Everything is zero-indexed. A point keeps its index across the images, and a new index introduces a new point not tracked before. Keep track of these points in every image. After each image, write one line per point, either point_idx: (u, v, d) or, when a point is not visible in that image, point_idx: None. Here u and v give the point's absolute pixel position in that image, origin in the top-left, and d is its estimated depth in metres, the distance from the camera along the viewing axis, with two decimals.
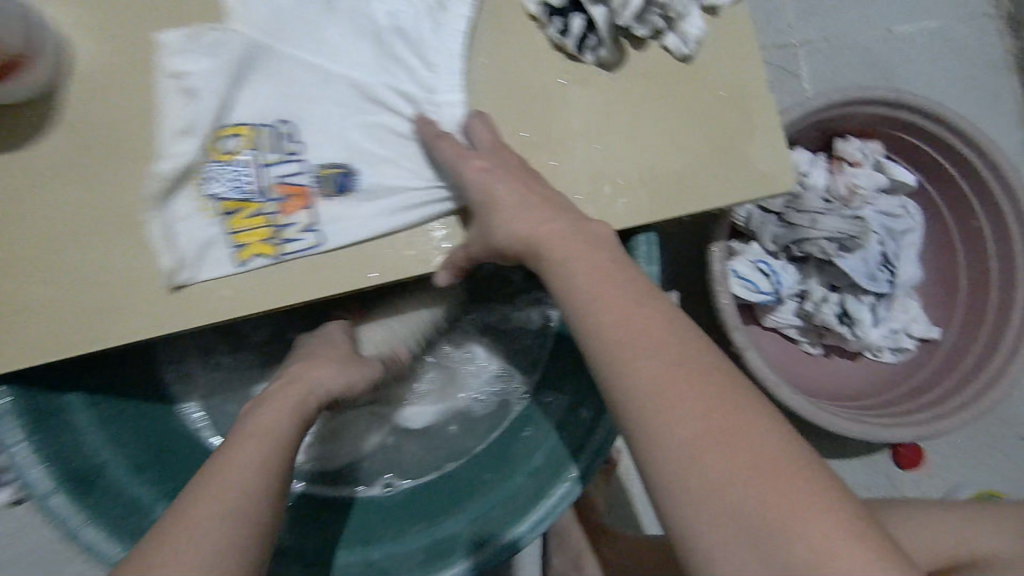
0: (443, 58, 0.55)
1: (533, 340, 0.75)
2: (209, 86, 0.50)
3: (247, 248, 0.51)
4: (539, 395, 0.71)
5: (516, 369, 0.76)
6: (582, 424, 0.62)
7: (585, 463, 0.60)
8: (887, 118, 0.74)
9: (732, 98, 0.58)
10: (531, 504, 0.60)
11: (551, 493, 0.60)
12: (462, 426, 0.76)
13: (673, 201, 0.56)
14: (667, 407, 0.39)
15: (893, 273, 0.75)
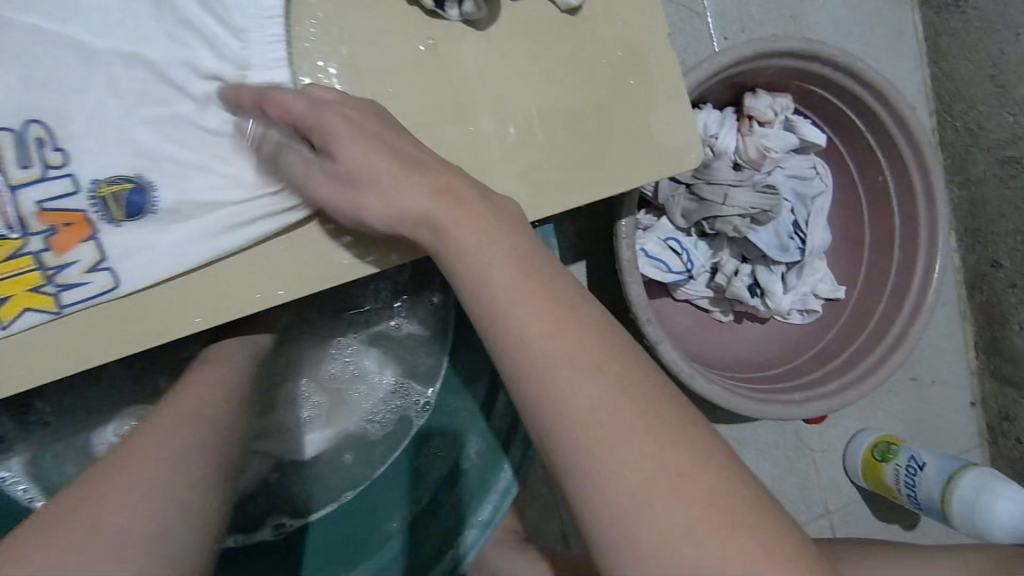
0: (254, 21, 0.41)
1: (431, 343, 0.64)
2: None
3: (8, 303, 0.38)
4: (445, 407, 0.62)
5: (414, 379, 0.64)
6: (504, 420, 0.57)
7: (513, 461, 0.55)
8: (798, 71, 0.67)
9: (627, 60, 0.50)
10: (464, 521, 0.55)
11: (482, 504, 0.55)
12: (354, 453, 0.64)
13: (568, 191, 0.48)
14: (596, 490, 0.30)
15: (805, 239, 0.71)
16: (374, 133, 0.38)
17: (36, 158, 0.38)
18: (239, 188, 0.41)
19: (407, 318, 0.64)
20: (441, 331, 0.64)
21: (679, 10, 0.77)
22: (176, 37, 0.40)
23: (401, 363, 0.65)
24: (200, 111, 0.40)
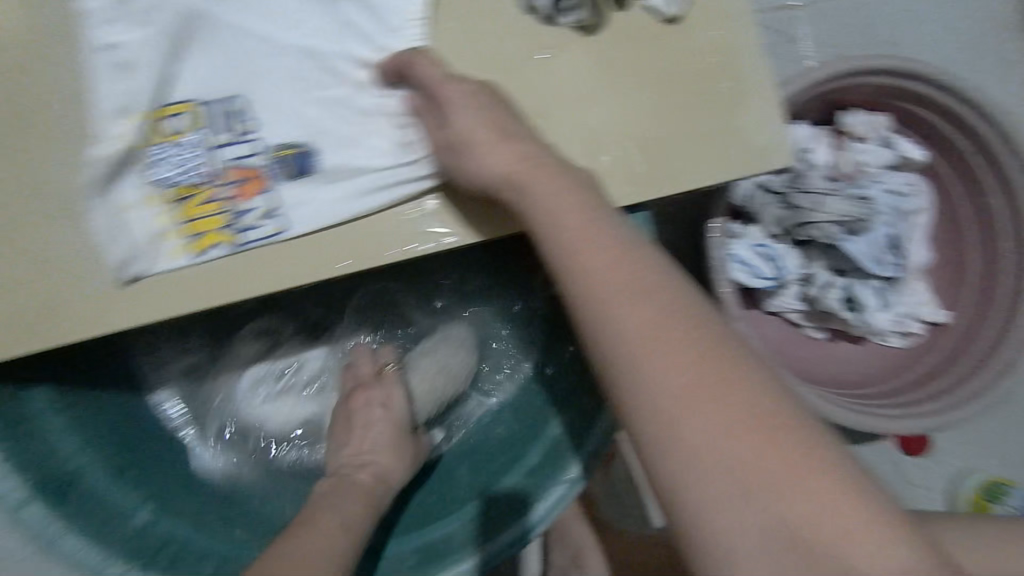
0: (405, 23, 0.50)
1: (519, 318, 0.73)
2: (146, 59, 0.46)
3: (202, 238, 0.46)
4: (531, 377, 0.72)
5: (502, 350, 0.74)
6: (580, 417, 0.62)
7: (583, 460, 0.60)
8: (894, 89, 0.69)
9: (722, 64, 0.54)
10: (530, 503, 0.59)
11: (548, 490, 0.59)
12: (444, 427, 0.73)
13: (664, 178, 0.53)
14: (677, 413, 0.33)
15: (901, 256, 0.71)
16: (489, 111, 0.45)
17: (231, 125, 0.48)
18: (382, 158, 0.49)
19: (502, 313, 0.74)
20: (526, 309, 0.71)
21: (774, 37, 0.81)
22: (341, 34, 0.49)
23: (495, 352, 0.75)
24: (356, 95, 0.49)
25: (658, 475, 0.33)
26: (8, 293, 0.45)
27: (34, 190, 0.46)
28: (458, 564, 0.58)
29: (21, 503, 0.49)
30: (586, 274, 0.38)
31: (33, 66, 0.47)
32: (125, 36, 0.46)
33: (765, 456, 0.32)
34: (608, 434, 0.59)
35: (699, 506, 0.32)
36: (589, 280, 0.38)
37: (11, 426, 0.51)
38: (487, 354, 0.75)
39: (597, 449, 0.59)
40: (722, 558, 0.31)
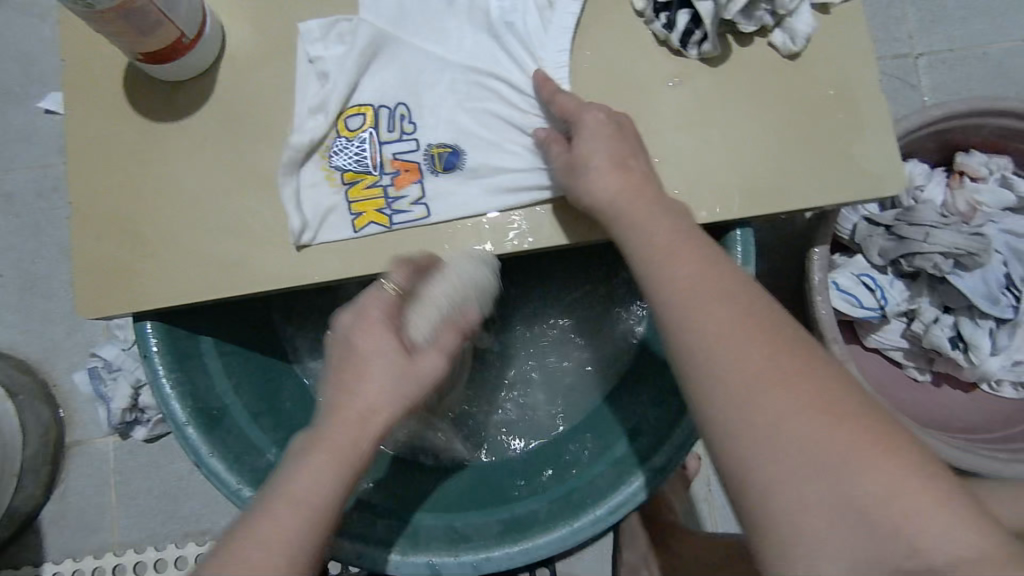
0: (552, 52, 0.58)
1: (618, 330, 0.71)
2: (341, 70, 0.57)
3: (364, 216, 0.56)
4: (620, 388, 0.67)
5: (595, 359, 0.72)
6: (666, 419, 0.57)
7: (662, 459, 0.55)
8: (1018, 132, 0.69)
9: (838, 96, 0.58)
10: (600, 496, 0.56)
11: (621, 486, 0.55)
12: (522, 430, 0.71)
13: (774, 196, 0.57)
14: (768, 389, 0.36)
15: (1018, 298, 0.70)
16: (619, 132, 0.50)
17: (396, 127, 0.57)
18: (517, 160, 0.56)
19: (605, 320, 0.72)
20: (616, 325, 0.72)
21: (893, 81, 0.83)
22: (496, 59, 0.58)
23: (592, 358, 0.72)
24: (501, 106, 0.57)
25: (741, 450, 0.36)
26: (213, 248, 0.56)
27: (241, 169, 0.57)
28: (519, 541, 0.55)
29: (182, 424, 0.56)
30: (682, 264, 0.43)
31: (254, 72, 0.58)
32: (326, 53, 0.57)
33: (830, 425, 0.34)
34: (689, 439, 0.54)
35: (783, 476, 0.34)
36: (685, 267, 0.42)
37: (181, 360, 0.59)
38: (583, 360, 0.73)
39: (679, 452, 0.55)
40: (802, 527, 0.33)
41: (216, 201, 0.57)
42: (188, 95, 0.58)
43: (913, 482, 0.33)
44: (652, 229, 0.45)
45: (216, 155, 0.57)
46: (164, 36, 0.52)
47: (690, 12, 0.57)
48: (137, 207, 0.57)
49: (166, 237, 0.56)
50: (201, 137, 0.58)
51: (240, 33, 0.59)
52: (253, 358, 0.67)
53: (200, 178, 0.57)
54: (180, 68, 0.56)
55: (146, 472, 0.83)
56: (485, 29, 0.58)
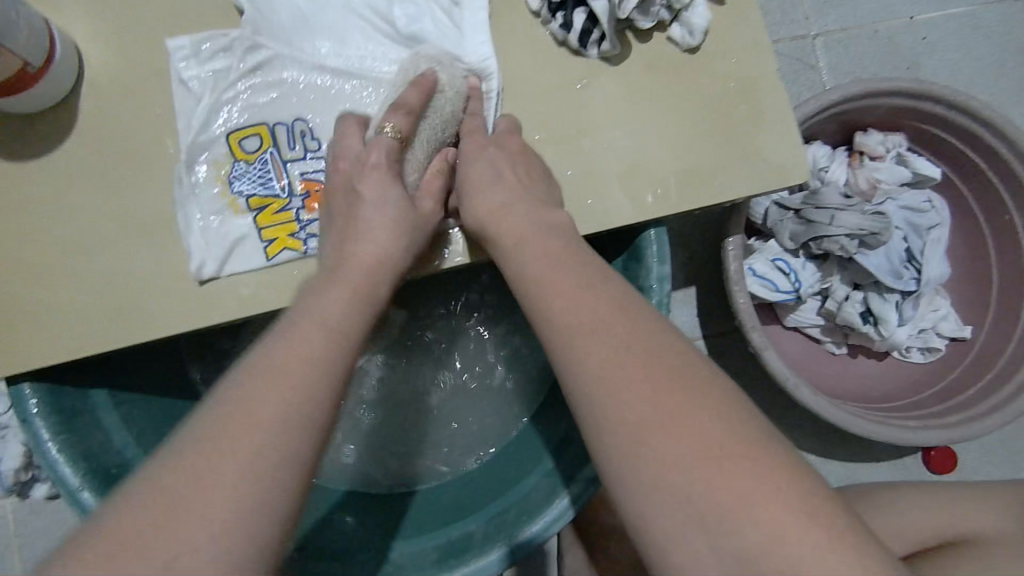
0: (474, 48, 0.56)
1: (527, 361, 0.70)
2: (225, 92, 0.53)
3: (276, 243, 0.52)
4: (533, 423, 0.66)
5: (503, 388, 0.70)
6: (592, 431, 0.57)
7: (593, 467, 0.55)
8: (910, 110, 0.72)
9: (742, 89, 0.58)
10: (536, 511, 0.55)
11: (554, 499, 0.55)
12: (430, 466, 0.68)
13: (689, 193, 0.57)
14: None
15: (919, 269, 0.73)
16: (499, 153, 0.50)
17: (296, 147, 0.54)
18: None
19: (509, 330, 0.71)
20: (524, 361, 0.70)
21: (792, 63, 0.85)
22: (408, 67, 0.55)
23: (499, 372, 0.71)
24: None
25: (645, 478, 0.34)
26: (89, 295, 0.51)
27: (115, 206, 0.52)
28: (457, 566, 0.54)
29: (76, 488, 0.51)
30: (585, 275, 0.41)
31: (122, 96, 0.53)
32: (223, 63, 0.53)
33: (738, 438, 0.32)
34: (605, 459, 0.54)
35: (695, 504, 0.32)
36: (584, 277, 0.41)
37: (71, 420, 0.54)
38: (489, 375, 0.71)
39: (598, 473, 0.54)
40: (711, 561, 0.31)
41: (86, 245, 0.51)
42: (48, 128, 0.52)
43: (821, 499, 0.30)
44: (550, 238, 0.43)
45: (87, 194, 0.52)
46: (5, 66, 0.46)
47: (586, 10, 0.55)
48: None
49: (30, 285, 0.51)
50: (64, 173, 0.52)
51: (103, 53, 0.53)
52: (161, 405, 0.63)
53: (70, 221, 0.52)
54: (33, 98, 0.50)
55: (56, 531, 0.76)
56: (388, 37, 0.55)
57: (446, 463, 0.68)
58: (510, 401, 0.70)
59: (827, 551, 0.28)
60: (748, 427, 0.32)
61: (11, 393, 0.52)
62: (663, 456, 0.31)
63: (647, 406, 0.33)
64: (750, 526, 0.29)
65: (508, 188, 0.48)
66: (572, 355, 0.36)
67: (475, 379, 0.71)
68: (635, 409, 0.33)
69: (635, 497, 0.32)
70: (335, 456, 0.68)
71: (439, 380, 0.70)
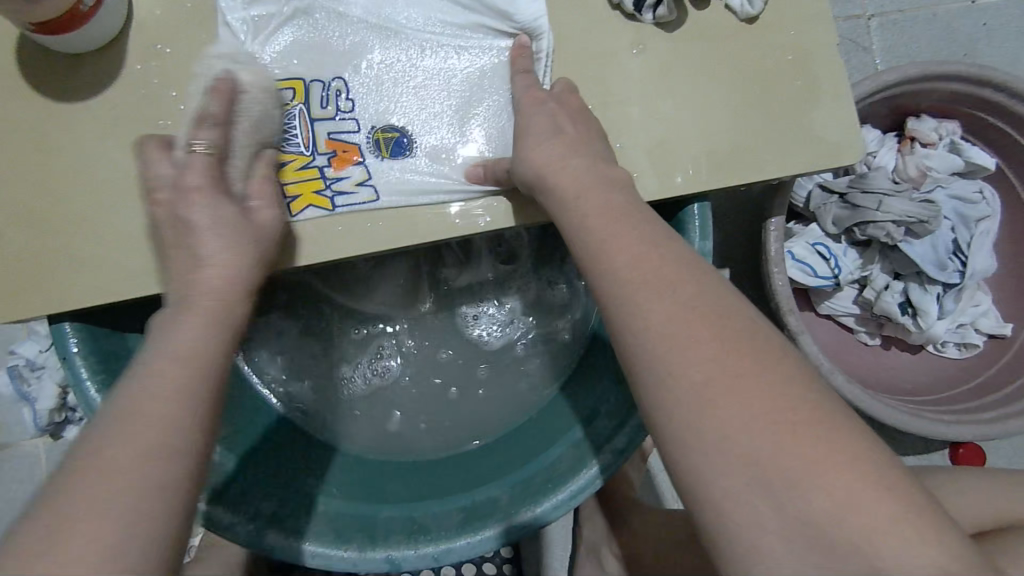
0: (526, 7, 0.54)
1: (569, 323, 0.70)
2: (272, 43, 0.53)
3: (299, 200, 0.52)
4: (569, 385, 0.66)
5: (543, 347, 0.70)
6: (624, 403, 0.57)
7: (625, 438, 0.55)
8: (968, 95, 0.69)
9: (800, 62, 0.56)
10: (563, 480, 0.55)
11: (580, 470, 0.55)
12: (466, 424, 0.68)
13: (740, 166, 0.55)
14: None
15: (964, 262, 0.71)
16: (553, 112, 0.49)
17: (329, 106, 0.53)
18: (471, 138, 0.54)
19: (561, 286, 0.70)
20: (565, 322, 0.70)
21: (844, 43, 0.82)
22: (457, 24, 0.55)
23: (550, 327, 0.70)
24: (468, 78, 0.55)
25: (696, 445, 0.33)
26: (135, 235, 0.51)
27: None
28: (480, 529, 0.54)
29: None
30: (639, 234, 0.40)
31: (169, 40, 0.52)
32: (269, 13, 0.53)
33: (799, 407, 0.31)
34: (638, 433, 0.54)
35: None
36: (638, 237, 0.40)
37: (108, 362, 0.54)
38: (541, 329, 0.70)
39: (629, 444, 0.54)
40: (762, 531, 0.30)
41: (132, 187, 0.51)
42: (96, 69, 0.52)
43: (885, 470, 0.29)
44: (604, 200, 0.42)
45: (131, 134, 0.52)
46: (58, 1, 0.46)
47: None
48: (39, 194, 0.51)
49: (75, 224, 0.51)
50: (112, 114, 0.52)
51: None
52: None
53: (114, 163, 0.51)
54: (81, 38, 0.50)
55: None
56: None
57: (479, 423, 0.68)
58: (557, 357, 0.69)
59: (891, 522, 0.28)
60: (810, 395, 0.31)
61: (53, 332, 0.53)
62: (722, 418, 0.30)
63: (707, 367, 0.32)
64: (813, 492, 0.28)
65: (559, 147, 0.46)
66: (626, 316, 0.35)
67: (526, 335, 0.70)
68: (694, 371, 0.32)
69: (688, 458, 0.31)
70: (382, 411, 0.68)
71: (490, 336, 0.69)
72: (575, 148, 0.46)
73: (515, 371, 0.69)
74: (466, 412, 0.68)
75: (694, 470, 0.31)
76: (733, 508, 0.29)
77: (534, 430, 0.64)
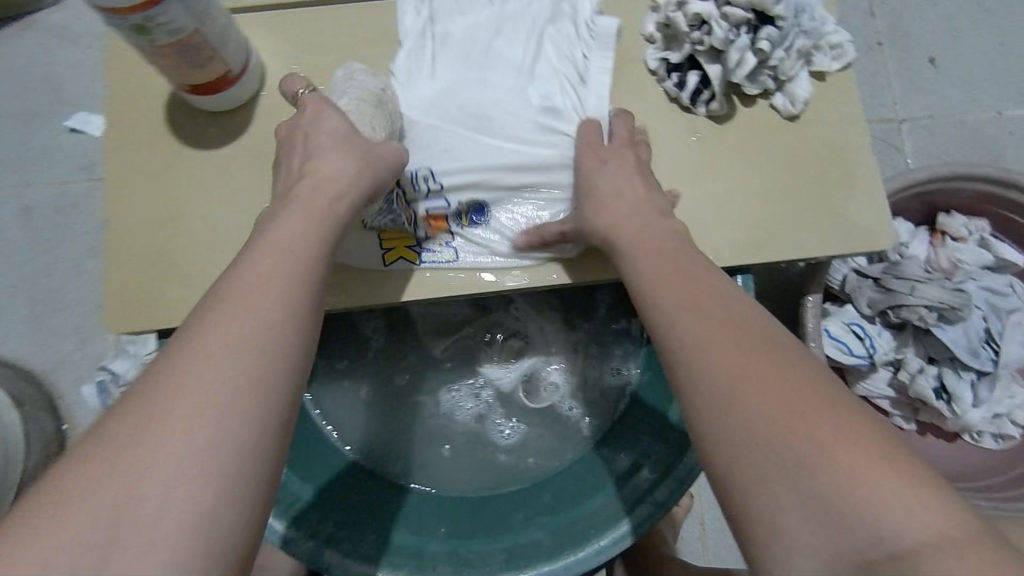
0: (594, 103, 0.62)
1: (613, 386, 0.72)
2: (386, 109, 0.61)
3: (394, 253, 0.59)
4: (607, 444, 0.68)
5: (584, 405, 0.72)
6: (666, 459, 0.61)
7: (665, 492, 0.58)
8: (994, 196, 0.74)
9: (834, 157, 0.63)
10: (602, 528, 0.59)
11: (622, 518, 0.58)
12: (502, 472, 0.70)
13: (777, 245, 0.61)
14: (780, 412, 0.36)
15: (997, 351, 0.74)
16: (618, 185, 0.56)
17: (420, 187, 0.60)
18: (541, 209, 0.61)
19: (585, 387, 0.72)
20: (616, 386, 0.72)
21: (878, 143, 0.89)
22: (540, 108, 0.62)
23: (539, 446, 0.71)
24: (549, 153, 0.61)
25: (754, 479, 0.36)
26: None
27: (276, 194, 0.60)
28: (524, 568, 0.57)
29: None
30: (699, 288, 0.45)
31: (291, 105, 0.62)
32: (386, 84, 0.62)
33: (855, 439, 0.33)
34: (679, 487, 0.58)
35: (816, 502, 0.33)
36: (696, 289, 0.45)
37: None
38: (530, 444, 0.72)
39: (668, 499, 0.58)
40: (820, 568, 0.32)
41: (245, 228, 0.59)
42: (227, 126, 0.61)
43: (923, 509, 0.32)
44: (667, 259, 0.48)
45: (250, 181, 0.60)
46: (212, 71, 0.55)
47: (699, 74, 0.62)
48: (171, 227, 0.59)
49: (194, 256, 0.59)
50: (235, 163, 0.60)
51: (281, 68, 0.63)
52: None
53: (231, 204, 0.60)
54: (223, 100, 0.59)
55: None
56: (523, 101, 0.62)
57: (516, 471, 0.70)
58: (599, 414, 0.71)
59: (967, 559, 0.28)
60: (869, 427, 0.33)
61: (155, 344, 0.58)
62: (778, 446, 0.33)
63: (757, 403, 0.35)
64: (869, 514, 0.30)
65: (633, 212, 0.52)
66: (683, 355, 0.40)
67: (517, 443, 0.72)
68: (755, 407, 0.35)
69: (736, 480, 0.34)
70: (429, 451, 0.72)
71: (518, 415, 0.73)
72: (639, 214, 0.52)
73: (557, 425, 0.72)
74: (459, 482, 0.70)
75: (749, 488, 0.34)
76: (775, 519, 0.32)
77: (571, 481, 0.67)
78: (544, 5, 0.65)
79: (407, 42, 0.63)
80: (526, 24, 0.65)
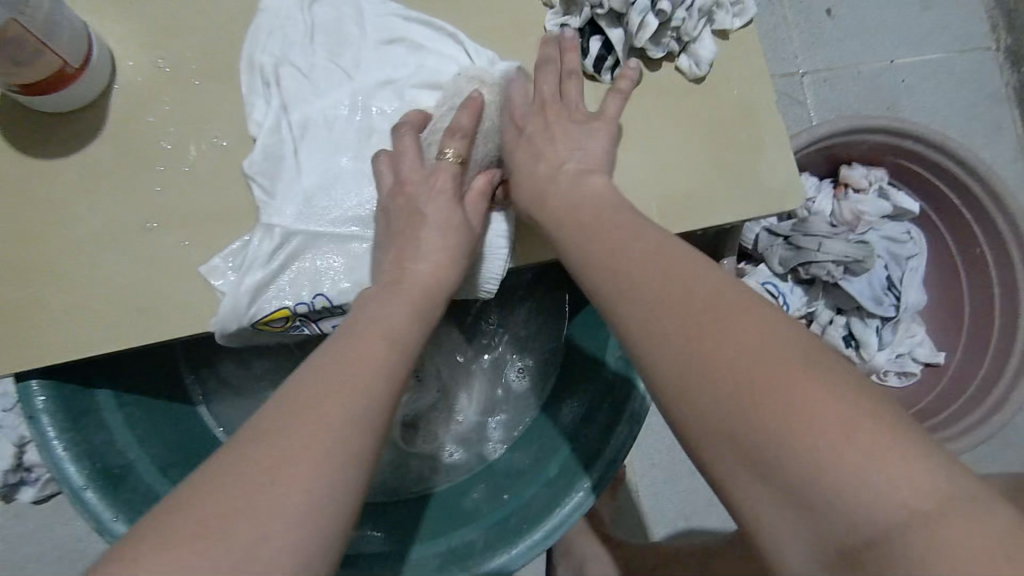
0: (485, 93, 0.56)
1: (535, 376, 0.71)
2: (260, 133, 0.54)
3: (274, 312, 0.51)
4: (536, 430, 0.68)
5: (509, 399, 0.70)
6: (596, 435, 0.60)
7: (595, 475, 0.58)
8: (892, 146, 0.76)
9: (741, 118, 0.62)
10: (537, 520, 0.57)
11: (557, 507, 0.57)
12: (431, 474, 0.68)
13: (693, 211, 0.60)
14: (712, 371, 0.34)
15: (898, 297, 0.77)
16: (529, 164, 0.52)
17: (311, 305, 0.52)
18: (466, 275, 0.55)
19: (488, 407, 0.69)
20: (540, 378, 0.71)
21: (783, 98, 0.89)
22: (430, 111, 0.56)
23: (434, 475, 0.68)
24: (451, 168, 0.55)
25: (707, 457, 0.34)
26: (113, 290, 0.51)
27: (143, 202, 0.52)
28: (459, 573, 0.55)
29: (59, 458, 0.53)
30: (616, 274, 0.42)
31: (149, 100, 0.54)
32: (246, 103, 0.54)
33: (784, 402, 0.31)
34: (610, 466, 0.57)
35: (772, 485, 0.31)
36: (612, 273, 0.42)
37: (78, 418, 0.55)
38: (426, 473, 0.68)
39: (600, 481, 0.57)
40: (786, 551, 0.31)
41: (109, 245, 0.52)
42: (75, 128, 0.52)
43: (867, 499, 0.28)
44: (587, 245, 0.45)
45: (109, 191, 0.52)
46: (43, 66, 0.47)
47: (601, 39, 0.59)
48: (20, 252, 0.51)
49: (54, 281, 0.51)
50: (91, 172, 0.52)
51: (131, 56, 0.54)
52: (146, 403, 0.62)
53: (96, 216, 0.52)
54: (65, 99, 0.50)
55: (55, 524, 0.80)
56: None
57: (444, 470, 0.68)
58: (523, 405, 0.70)
59: (877, 481, 0.28)
60: (794, 355, 0.32)
61: (93, 526, 0.52)
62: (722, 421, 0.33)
63: (700, 373, 0.34)
64: (795, 446, 0.30)
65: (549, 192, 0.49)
66: None
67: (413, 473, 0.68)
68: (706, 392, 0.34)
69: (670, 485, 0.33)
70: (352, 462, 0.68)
71: (442, 414, 0.68)
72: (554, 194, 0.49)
73: (482, 419, 0.69)
74: (389, 486, 0.67)
75: (696, 443, 0.35)
76: (725, 467, 0.33)
77: (504, 474, 0.65)
78: (409, 70, 0.56)
79: (257, 117, 0.54)
80: (393, 92, 0.56)
